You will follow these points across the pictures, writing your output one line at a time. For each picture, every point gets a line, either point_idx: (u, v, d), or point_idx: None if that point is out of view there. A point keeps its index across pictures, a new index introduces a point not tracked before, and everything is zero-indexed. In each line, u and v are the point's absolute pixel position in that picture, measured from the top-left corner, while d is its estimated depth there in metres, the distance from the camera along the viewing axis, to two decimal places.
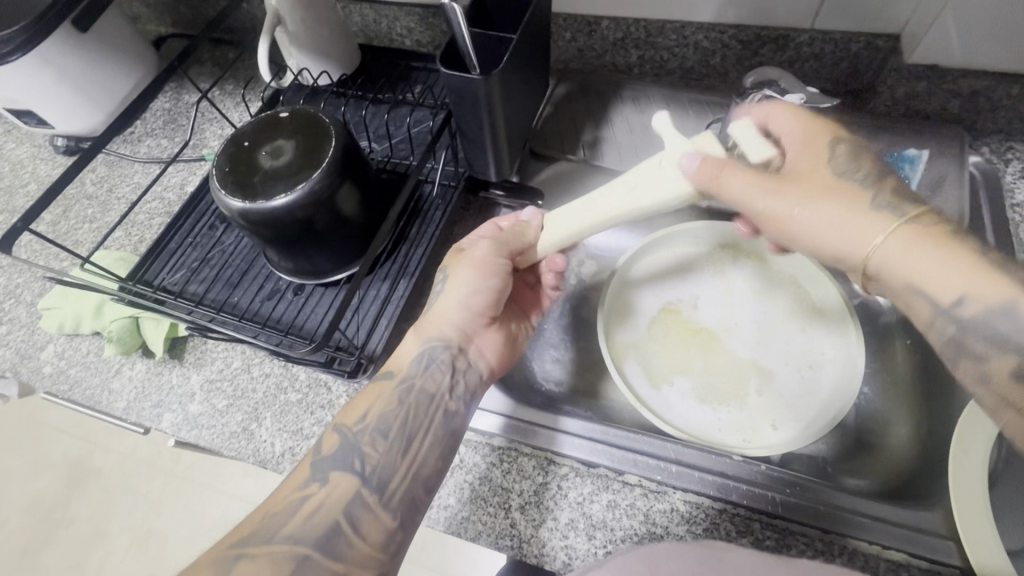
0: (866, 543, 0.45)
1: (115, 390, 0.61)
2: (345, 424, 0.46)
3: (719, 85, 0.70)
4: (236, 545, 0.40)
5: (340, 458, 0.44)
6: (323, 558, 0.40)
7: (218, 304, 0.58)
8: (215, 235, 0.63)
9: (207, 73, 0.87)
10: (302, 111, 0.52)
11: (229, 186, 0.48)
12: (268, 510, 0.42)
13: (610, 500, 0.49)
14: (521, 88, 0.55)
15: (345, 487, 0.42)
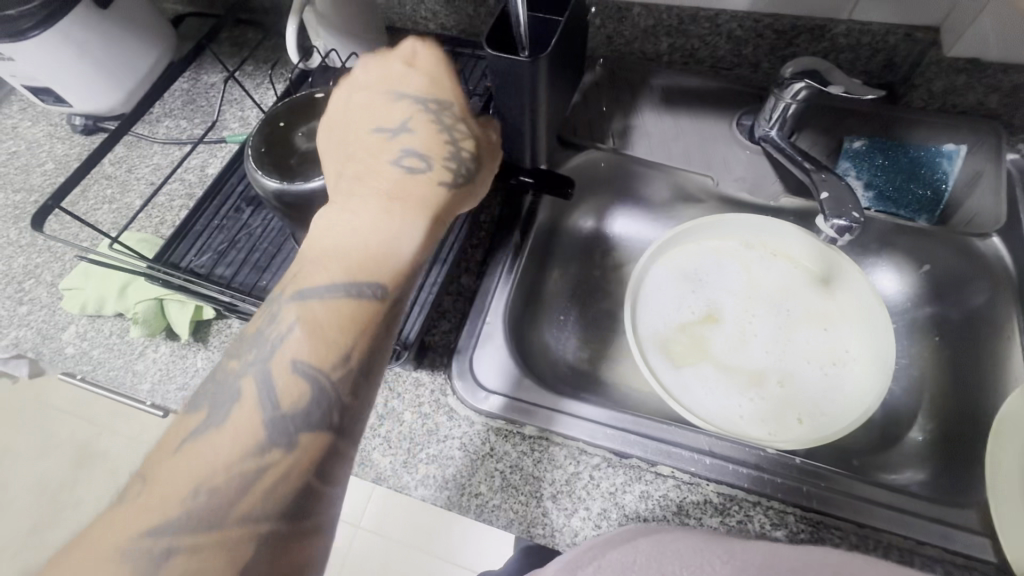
0: (902, 537, 0.45)
1: (139, 372, 0.61)
2: (309, 364, 0.37)
3: (750, 76, 0.69)
4: (157, 527, 0.33)
5: (298, 415, 0.36)
6: (279, 529, 0.35)
7: (246, 288, 0.59)
8: (241, 217, 0.64)
9: (226, 53, 0.85)
10: (336, 93, 0.53)
11: (264, 165, 0.48)
12: (198, 481, 0.34)
13: (643, 490, 0.49)
14: (556, 75, 0.54)
15: (298, 450, 0.36)
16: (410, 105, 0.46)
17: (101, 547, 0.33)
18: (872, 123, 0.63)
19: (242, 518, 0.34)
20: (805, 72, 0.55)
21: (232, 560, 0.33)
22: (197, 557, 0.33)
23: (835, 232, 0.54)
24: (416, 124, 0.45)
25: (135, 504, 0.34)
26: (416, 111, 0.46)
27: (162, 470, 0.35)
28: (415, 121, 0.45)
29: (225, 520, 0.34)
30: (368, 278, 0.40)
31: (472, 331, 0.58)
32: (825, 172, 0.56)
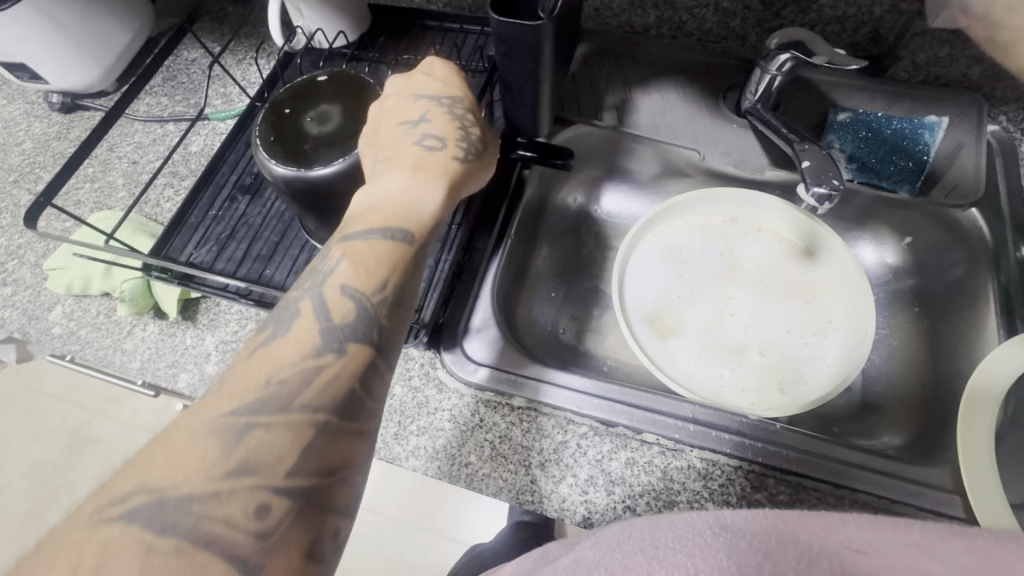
0: (876, 497, 0.46)
1: (128, 351, 0.61)
2: (355, 290, 0.38)
3: (737, 48, 0.69)
4: (234, 413, 0.33)
5: (347, 328, 0.37)
6: (336, 425, 0.35)
7: (252, 279, 0.54)
8: (238, 207, 0.59)
9: (207, 28, 0.83)
10: (339, 73, 0.48)
11: (278, 153, 0.44)
12: (269, 374, 0.35)
13: (628, 457, 0.50)
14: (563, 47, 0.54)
15: (359, 353, 0.37)
16: (424, 98, 0.46)
17: (186, 429, 0.33)
18: (858, 95, 0.63)
19: (309, 407, 0.35)
20: (790, 44, 0.55)
21: (297, 449, 0.34)
22: (270, 438, 0.33)
23: (815, 200, 0.55)
24: (432, 110, 0.46)
25: (210, 401, 0.35)
26: (430, 100, 0.46)
27: (232, 371, 0.36)
28: (428, 108, 0.46)
29: (290, 406, 0.34)
30: (414, 213, 0.42)
31: (470, 307, 0.58)
32: (807, 143, 0.57)
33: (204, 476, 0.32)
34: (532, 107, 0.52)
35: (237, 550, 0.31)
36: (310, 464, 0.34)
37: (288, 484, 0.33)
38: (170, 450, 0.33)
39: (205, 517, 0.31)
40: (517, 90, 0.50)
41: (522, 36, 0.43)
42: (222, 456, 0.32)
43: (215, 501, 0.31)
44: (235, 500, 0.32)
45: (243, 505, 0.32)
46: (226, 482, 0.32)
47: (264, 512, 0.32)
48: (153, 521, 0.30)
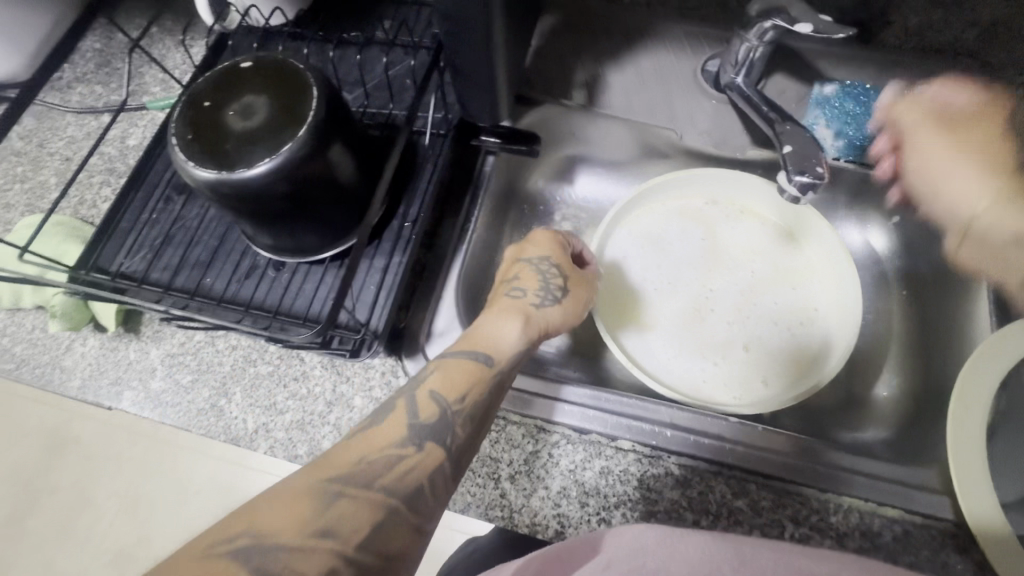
0: (862, 500, 0.44)
1: (67, 368, 0.56)
2: (442, 396, 0.41)
3: (716, 15, 0.62)
4: (333, 480, 0.35)
5: (432, 431, 0.40)
6: (405, 515, 0.36)
7: (189, 290, 0.50)
8: (174, 208, 0.54)
9: (141, 6, 0.76)
10: (268, 58, 0.42)
11: (196, 153, 0.39)
12: (364, 453, 0.38)
13: (603, 466, 0.47)
14: (518, 19, 0.48)
15: (443, 459, 0.39)
16: (521, 260, 0.52)
17: (289, 487, 0.35)
18: (845, 65, 0.59)
19: (387, 489, 0.36)
20: (771, 11, 0.49)
21: (372, 524, 0.35)
22: (353, 509, 0.35)
23: (798, 189, 0.50)
24: (523, 270, 0.51)
25: (320, 461, 0.37)
26: (525, 263, 0.51)
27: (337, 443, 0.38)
28: (522, 268, 0.51)
29: (373, 482, 0.36)
30: (496, 344, 0.45)
31: (432, 308, 0.55)
32: (789, 123, 0.52)
33: (296, 527, 0.33)
34: (487, 91, 0.47)
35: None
36: (380, 541, 0.35)
37: (358, 553, 0.34)
38: (265, 504, 0.34)
39: (289, 566, 0.32)
40: (469, 74, 0.45)
41: (468, 14, 0.38)
42: (316, 512, 0.34)
43: (303, 554, 0.32)
44: (312, 557, 0.32)
45: (318, 565, 0.32)
46: (313, 540, 0.33)
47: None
48: (252, 563, 0.31)
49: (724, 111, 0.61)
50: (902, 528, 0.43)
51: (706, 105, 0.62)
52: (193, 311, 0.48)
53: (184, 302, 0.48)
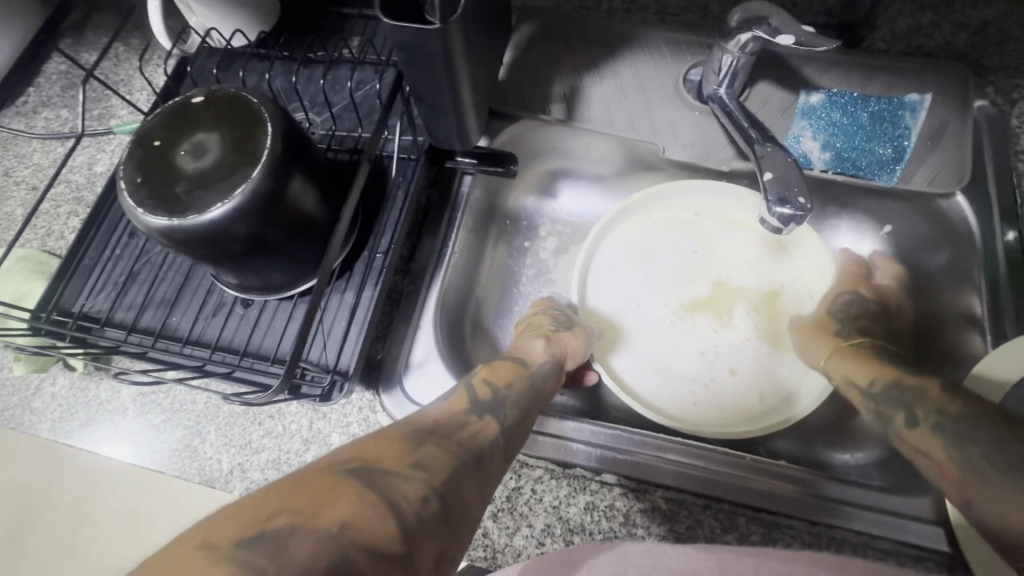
0: (855, 533, 0.43)
1: (37, 410, 0.55)
2: (494, 383, 0.44)
3: (699, 21, 0.61)
4: (419, 433, 0.37)
5: (489, 406, 0.41)
6: (474, 469, 0.36)
7: (154, 331, 0.48)
8: (136, 243, 0.52)
9: (106, 24, 0.73)
10: (220, 92, 0.40)
11: (145, 199, 0.37)
12: (437, 418, 0.39)
13: (588, 502, 0.45)
14: (484, 39, 0.45)
15: (501, 432, 0.40)
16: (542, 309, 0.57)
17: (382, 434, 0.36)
18: (831, 71, 0.56)
19: (461, 445, 0.37)
20: (752, 21, 0.47)
21: (450, 469, 0.34)
22: (437, 455, 0.35)
23: (780, 221, 0.48)
24: (538, 315, 0.56)
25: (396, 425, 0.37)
26: (539, 312, 0.56)
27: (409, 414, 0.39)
28: (537, 315, 0.56)
29: (449, 440, 0.37)
30: (528, 353, 0.49)
31: (410, 338, 0.53)
32: (770, 144, 0.50)
33: (395, 458, 0.34)
34: (455, 115, 0.45)
35: (402, 516, 0.30)
36: (457, 484, 0.34)
37: (444, 487, 0.33)
38: (371, 444, 0.34)
39: (392, 489, 0.31)
40: (432, 100, 0.43)
41: (423, 42, 0.36)
42: (406, 452, 0.34)
43: (404, 479, 0.32)
44: (411, 483, 0.32)
45: (414, 488, 0.32)
46: (410, 469, 0.33)
47: (425, 501, 0.32)
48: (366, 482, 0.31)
49: (708, 123, 0.59)
50: (895, 560, 0.42)
51: (689, 116, 0.59)
52: (157, 354, 0.46)
53: (148, 345, 0.46)
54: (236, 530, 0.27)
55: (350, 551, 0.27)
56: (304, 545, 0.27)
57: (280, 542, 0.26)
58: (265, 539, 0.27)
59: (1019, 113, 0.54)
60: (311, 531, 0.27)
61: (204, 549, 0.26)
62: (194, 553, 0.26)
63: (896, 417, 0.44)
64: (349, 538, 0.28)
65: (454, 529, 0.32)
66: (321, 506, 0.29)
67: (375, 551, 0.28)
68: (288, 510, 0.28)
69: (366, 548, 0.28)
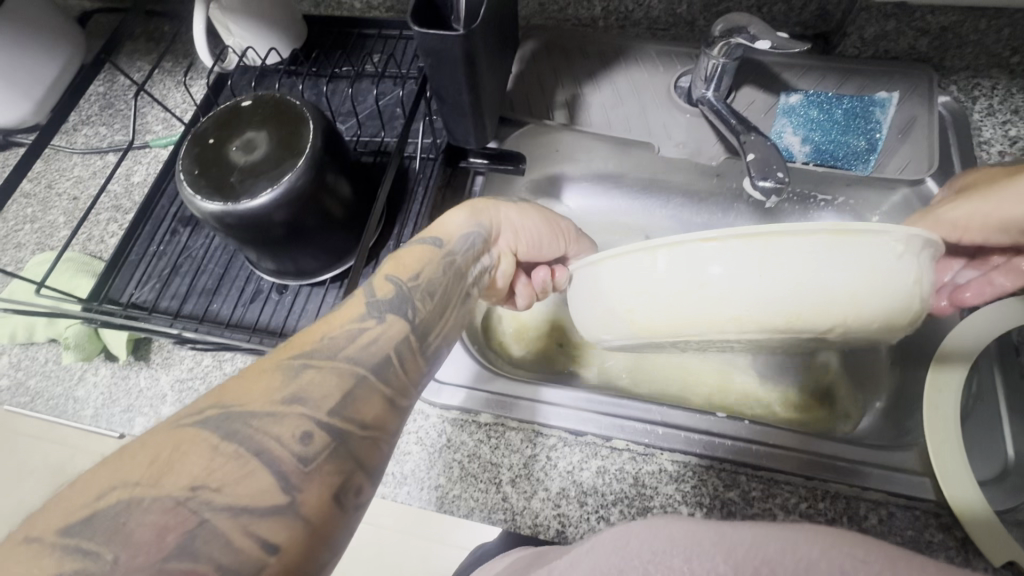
0: (848, 486, 0.46)
1: (80, 398, 0.58)
2: (396, 275, 0.41)
3: (687, 35, 0.68)
4: (299, 358, 0.34)
5: (391, 304, 0.39)
6: (375, 382, 0.35)
7: (198, 316, 0.52)
8: (180, 239, 0.57)
9: (142, 50, 0.80)
10: (265, 96, 0.45)
11: (202, 188, 0.42)
12: (324, 332, 0.36)
13: (599, 466, 0.49)
14: (497, 50, 0.51)
15: (408, 329, 0.38)
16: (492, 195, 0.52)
17: (254, 368, 0.34)
18: (809, 75, 0.63)
19: (351, 359, 0.35)
20: (734, 29, 0.53)
21: (342, 390, 0.33)
22: (320, 379, 0.33)
23: (764, 194, 0.54)
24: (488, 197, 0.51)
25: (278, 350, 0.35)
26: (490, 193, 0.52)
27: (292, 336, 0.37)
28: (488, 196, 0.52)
29: (336, 356, 0.35)
30: (442, 228, 0.45)
31: None
32: (754, 133, 0.55)
33: (265, 400, 0.32)
34: (472, 115, 0.50)
35: (280, 466, 0.30)
36: (351, 407, 0.33)
37: (331, 417, 0.32)
38: (238, 385, 0.33)
39: (262, 433, 0.30)
40: (452, 101, 0.48)
41: (448, 47, 0.41)
42: (283, 382, 0.33)
43: (277, 420, 0.31)
44: (285, 423, 0.31)
45: (292, 428, 0.31)
46: (284, 406, 0.31)
47: (307, 438, 0.31)
48: (226, 430, 0.30)
49: (698, 124, 0.65)
50: (885, 509, 0.45)
51: (681, 118, 0.65)
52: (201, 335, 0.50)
53: (193, 328, 0.51)
54: (63, 516, 0.26)
55: (208, 513, 0.27)
56: (146, 526, 0.26)
57: (121, 523, 0.26)
58: (92, 522, 0.26)
59: (979, 107, 0.60)
60: (152, 503, 0.26)
61: (27, 542, 0.26)
62: (17, 547, 0.25)
63: None
64: (204, 502, 0.27)
65: (355, 459, 0.32)
66: (163, 472, 0.28)
67: (249, 509, 0.28)
68: (122, 480, 0.27)
69: (232, 507, 0.27)
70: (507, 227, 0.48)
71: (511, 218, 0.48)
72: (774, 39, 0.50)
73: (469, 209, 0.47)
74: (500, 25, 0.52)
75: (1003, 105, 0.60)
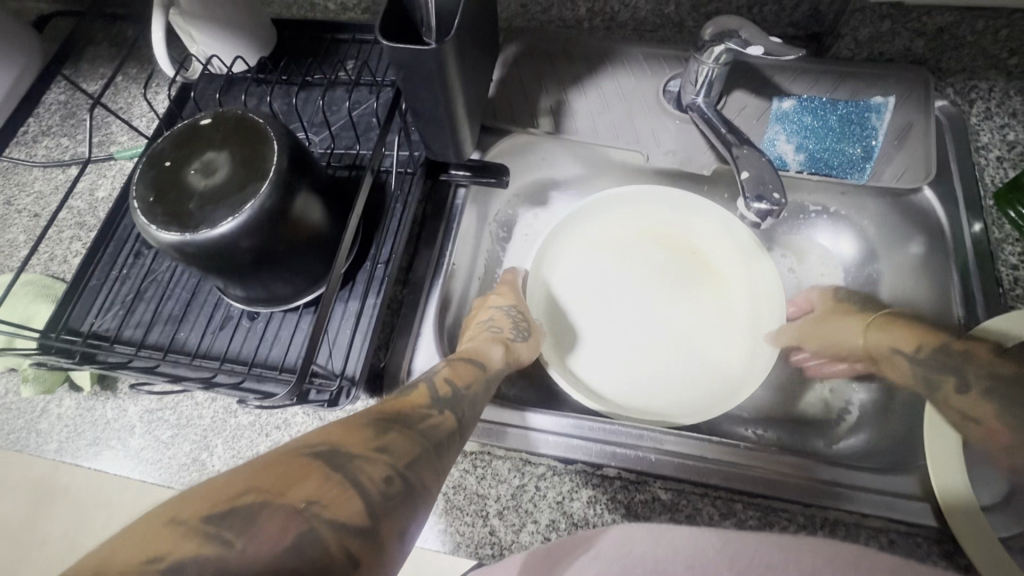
0: (847, 513, 0.44)
1: (43, 431, 0.55)
2: (455, 381, 0.44)
3: (675, 36, 0.65)
4: (383, 422, 0.36)
5: (451, 404, 0.41)
6: (436, 456, 0.36)
7: (163, 346, 0.49)
8: (144, 263, 0.54)
9: (105, 55, 0.75)
10: (226, 114, 0.42)
11: (158, 216, 0.39)
12: (398, 410, 0.39)
13: (590, 495, 0.47)
14: (476, 58, 0.48)
15: (460, 425, 0.40)
16: (489, 306, 0.57)
17: (344, 423, 0.35)
18: (800, 78, 0.60)
19: (422, 433, 0.37)
20: (724, 34, 0.51)
21: (416, 454, 0.35)
22: (400, 442, 0.35)
23: (758, 216, 0.52)
24: (494, 313, 0.55)
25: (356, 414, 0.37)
26: (492, 307, 0.56)
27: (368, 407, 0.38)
28: (494, 312, 0.55)
29: (413, 426, 0.37)
30: (487, 358, 0.49)
31: (413, 344, 0.54)
32: (746, 147, 0.53)
33: (360, 444, 0.33)
34: (450, 129, 0.47)
35: (368, 500, 0.30)
36: (421, 470, 0.34)
37: (410, 471, 0.33)
38: (334, 430, 0.34)
39: (360, 470, 0.31)
40: (429, 115, 0.45)
41: (421, 60, 0.38)
42: (371, 438, 0.34)
43: (368, 461, 0.32)
44: (374, 465, 0.32)
45: (379, 470, 0.31)
46: (375, 452, 0.32)
47: (389, 480, 0.31)
48: (330, 464, 0.30)
49: (689, 132, 0.62)
50: (887, 537, 0.43)
51: (670, 125, 0.62)
52: (167, 368, 0.47)
53: (158, 360, 0.48)
54: (203, 504, 0.26)
55: (317, 523, 0.27)
56: (273, 520, 0.26)
57: (250, 517, 0.26)
58: (233, 513, 0.26)
59: (976, 111, 0.58)
60: (279, 509, 0.27)
61: (171, 524, 0.25)
62: (161, 530, 0.25)
63: (942, 383, 0.47)
64: (316, 515, 0.27)
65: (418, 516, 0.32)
66: (287, 486, 0.28)
67: (347, 527, 0.28)
68: (255, 486, 0.28)
69: (337, 523, 0.28)
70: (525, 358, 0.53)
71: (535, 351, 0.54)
72: (767, 43, 0.48)
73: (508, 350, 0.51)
74: (478, 31, 0.49)
75: (1000, 109, 0.58)
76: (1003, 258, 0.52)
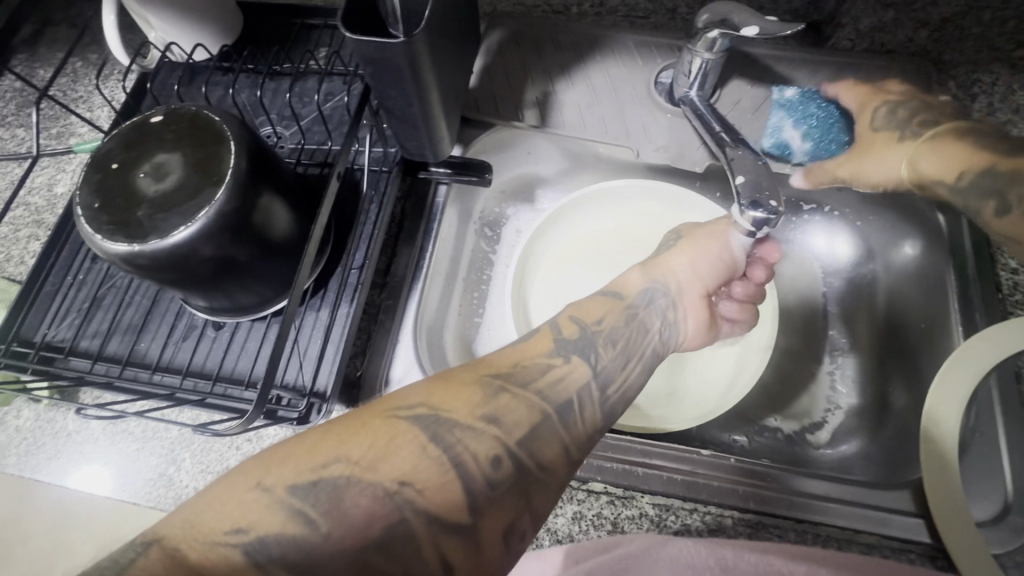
0: (839, 530, 0.43)
1: (0, 445, 0.52)
2: (582, 319, 0.43)
3: (668, 23, 0.62)
4: (498, 378, 0.37)
5: (576, 347, 0.41)
6: (558, 426, 0.36)
7: (122, 357, 0.46)
8: (100, 268, 0.50)
9: (62, 38, 0.70)
10: (180, 110, 0.39)
11: (105, 226, 0.36)
12: (518, 360, 0.39)
13: (575, 511, 0.45)
14: (453, 49, 0.45)
15: (592, 374, 0.39)
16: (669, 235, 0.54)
17: (461, 378, 0.36)
18: (800, 70, 0.58)
19: (542, 393, 0.37)
20: (718, 21, 0.47)
21: (530, 425, 0.35)
22: (514, 407, 0.35)
23: (753, 225, 0.47)
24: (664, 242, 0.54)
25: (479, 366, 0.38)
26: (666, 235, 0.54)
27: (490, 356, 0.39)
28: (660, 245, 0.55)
29: (530, 387, 0.37)
30: (624, 286, 0.48)
31: (391, 350, 0.51)
32: (742, 146, 0.50)
33: (468, 412, 0.34)
34: (426, 128, 0.44)
35: (472, 483, 0.31)
36: (534, 445, 0.34)
37: (518, 449, 0.33)
38: (445, 391, 0.35)
39: (462, 446, 0.32)
40: (401, 113, 0.42)
41: (389, 55, 0.35)
42: (483, 400, 0.35)
43: (475, 437, 0.33)
44: (480, 440, 0.33)
45: (485, 449, 0.32)
46: (481, 424, 0.33)
47: (496, 464, 0.32)
48: (429, 432, 0.32)
49: (681, 126, 0.59)
50: (880, 553, 0.42)
51: (662, 119, 0.59)
52: (124, 382, 0.44)
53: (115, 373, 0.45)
54: (295, 472, 0.29)
55: (408, 511, 0.29)
56: (359, 500, 0.29)
57: (335, 492, 0.29)
58: (318, 487, 0.29)
59: (980, 106, 0.56)
60: (365, 488, 0.29)
61: (260, 490, 0.28)
62: (251, 492, 0.28)
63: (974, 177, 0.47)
64: (407, 501, 0.29)
65: (528, 501, 0.33)
66: (381, 459, 0.30)
67: (440, 516, 0.30)
68: (346, 456, 0.30)
69: (428, 513, 0.29)
70: (687, 279, 0.50)
71: (689, 262, 0.50)
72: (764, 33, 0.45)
73: (645, 268, 0.50)
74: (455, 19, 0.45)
75: (1004, 104, 0.56)
76: (1002, 261, 0.50)
